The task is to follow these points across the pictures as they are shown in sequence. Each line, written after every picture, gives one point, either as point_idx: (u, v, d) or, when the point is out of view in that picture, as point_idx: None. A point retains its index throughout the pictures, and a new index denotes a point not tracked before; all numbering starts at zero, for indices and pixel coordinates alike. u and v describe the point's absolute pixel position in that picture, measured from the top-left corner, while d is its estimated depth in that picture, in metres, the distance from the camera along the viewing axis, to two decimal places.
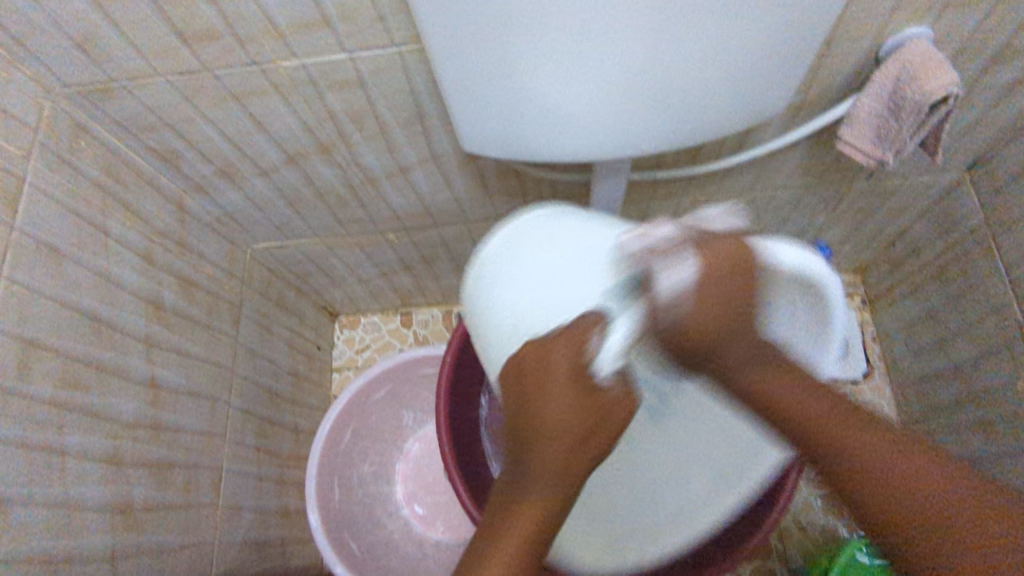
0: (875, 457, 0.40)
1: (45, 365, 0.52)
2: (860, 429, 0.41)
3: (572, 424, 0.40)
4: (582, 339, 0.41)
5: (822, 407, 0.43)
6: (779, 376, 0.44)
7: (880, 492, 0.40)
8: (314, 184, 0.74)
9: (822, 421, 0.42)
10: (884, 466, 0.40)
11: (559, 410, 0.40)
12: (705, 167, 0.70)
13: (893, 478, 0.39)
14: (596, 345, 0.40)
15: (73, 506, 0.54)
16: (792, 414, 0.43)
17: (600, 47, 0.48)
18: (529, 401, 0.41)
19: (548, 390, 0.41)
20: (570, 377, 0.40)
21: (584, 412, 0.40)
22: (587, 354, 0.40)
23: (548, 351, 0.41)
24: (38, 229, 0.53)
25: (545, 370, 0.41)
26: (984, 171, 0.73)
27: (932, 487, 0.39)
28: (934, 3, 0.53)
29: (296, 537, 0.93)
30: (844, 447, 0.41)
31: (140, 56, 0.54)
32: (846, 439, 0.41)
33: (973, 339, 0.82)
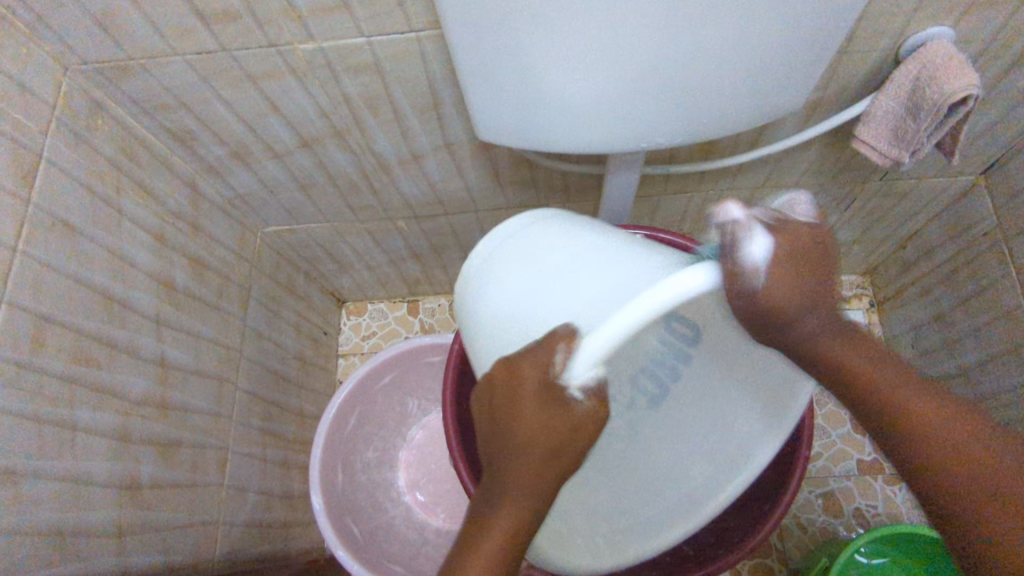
0: (935, 434, 0.42)
1: (58, 340, 0.53)
2: (919, 391, 0.43)
3: (532, 440, 0.39)
4: (549, 355, 0.38)
5: (907, 387, 0.43)
6: (852, 349, 0.45)
7: (934, 450, 0.42)
8: (327, 169, 0.74)
9: (863, 373, 0.44)
10: (938, 441, 0.42)
11: (530, 429, 0.39)
12: (719, 163, 0.70)
13: (952, 449, 0.41)
14: (560, 361, 0.37)
15: (83, 480, 0.54)
16: (872, 382, 0.44)
17: (621, 39, 0.48)
18: (502, 417, 0.40)
19: (515, 408, 0.39)
20: (539, 393, 0.38)
21: (553, 425, 0.38)
22: (552, 371, 0.37)
23: (516, 367, 0.39)
24: (54, 205, 0.53)
25: (514, 385, 0.39)
26: (999, 175, 0.72)
27: (975, 447, 0.41)
28: (957, 3, 0.52)
29: (299, 519, 0.94)
30: (875, 389, 0.44)
31: (158, 35, 0.54)
32: (891, 403, 0.43)
33: (981, 344, 0.82)
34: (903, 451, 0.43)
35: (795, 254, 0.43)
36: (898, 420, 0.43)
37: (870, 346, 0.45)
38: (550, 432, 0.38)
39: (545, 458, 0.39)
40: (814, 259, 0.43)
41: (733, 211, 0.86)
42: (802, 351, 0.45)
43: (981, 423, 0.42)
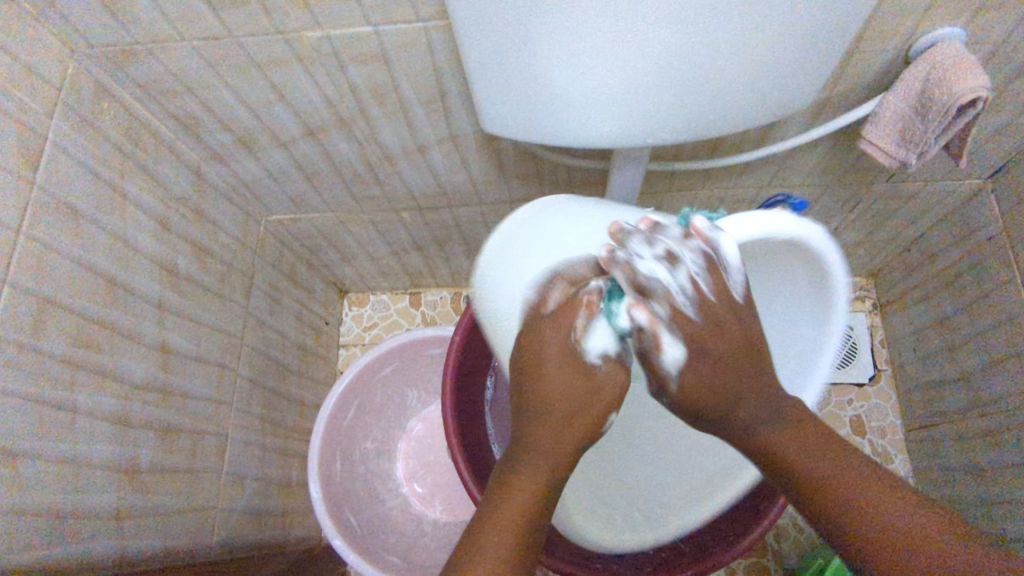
0: (874, 504, 0.40)
1: (59, 322, 0.53)
2: (848, 462, 0.42)
3: (564, 407, 0.43)
4: (568, 321, 0.43)
5: (813, 448, 0.43)
6: (781, 430, 0.44)
7: (864, 523, 0.39)
8: (332, 158, 0.74)
9: (802, 460, 0.43)
10: (878, 509, 0.39)
11: (552, 391, 0.43)
12: (724, 161, 0.70)
13: (888, 513, 0.39)
14: (580, 326, 0.42)
15: (82, 462, 0.55)
16: (790, 460, 0.43)
17: (627, 33, 0.48)
18: (526, 387, 0.43)
19: (540, 376, 0.43)
20: (564, 361, 0.43)
21: (576, 388, 0.43)
22: (574, 336, 0.42)
23: (539, 328, 0.44)
24: (59, 188, 0.54)
25: (539, 354, 0.43)
26: (1006, 180, 0.72)
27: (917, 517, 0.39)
28: (969, 5, 0.52)
29: (297, 507, 0.94)
30: (805, 472, 0.42)
31: (166, 20, 0.54)
32: (826, 480, 0.42)
33: (983, 348, 0.82)
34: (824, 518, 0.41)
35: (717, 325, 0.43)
36: (815, 494, 0.42)
37: (809, 429, 0.44)
38: (578, 397, 0.43)
39: (567, 422, 0.43)
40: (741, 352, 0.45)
41: (738, 210, 0.86)
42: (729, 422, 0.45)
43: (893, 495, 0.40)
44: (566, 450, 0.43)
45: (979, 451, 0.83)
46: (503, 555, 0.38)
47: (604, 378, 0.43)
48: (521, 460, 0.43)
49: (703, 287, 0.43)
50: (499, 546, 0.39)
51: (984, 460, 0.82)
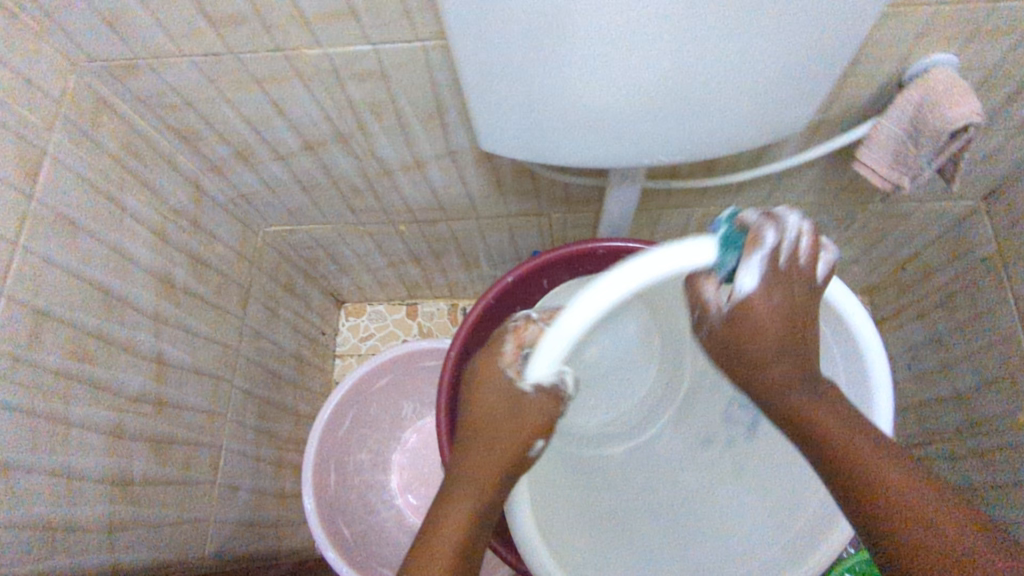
0: (907, 498, 0.39)
1: (55, 335, 0.53)
2: (879, 457, 0.41)
3: (494, 427, 0.44)
4: (499, 347, 0.47)
5: (850, 433, 0.42)
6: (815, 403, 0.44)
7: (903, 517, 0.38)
8: (330, 172, 0.74)
9: (843, 442, 0.42)
10: (908, 506, 0.38)
11: (487, 401, 0.45)
12: (719, 180, 0.70)
13: (910, 501, 0.39)
14: (508, 351, 0.47)
15: (74, 474, 0.54)
16: (829, 444, 0.43)
17: (623, 55, 0.48)
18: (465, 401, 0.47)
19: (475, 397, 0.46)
20: (500, 387, 0.45)
21: (507, 401, 0.45)
22: (503, 358, 0.47)
23: (473, 359, 0.48)
24: (58, 201, 0.54)
25: (475, 371, 0.47)
26: (999, 202, 0.73)
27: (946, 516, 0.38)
28: (961, 31, 0.52)
29: (291, 519, 0.94)
30: (849, 465, 0.41)
31: (167, 36, 0.54)
32: (860, 463, 0.41)
33: (976, 368, 0.82)
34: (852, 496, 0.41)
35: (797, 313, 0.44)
36: (845, 475, 0.41)
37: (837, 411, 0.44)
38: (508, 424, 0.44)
39: (506, 433, 0.44)
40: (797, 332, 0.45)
41: None
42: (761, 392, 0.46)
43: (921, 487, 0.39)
44: (502, 466, 0.44)
45: (972, 470, 0.84)
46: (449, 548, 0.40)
47: (535, 401, 0.44)
48: (463, 469, 0.44)
49: (778, 261, 0.42)
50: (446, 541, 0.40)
51: (978, 479, 0.82)
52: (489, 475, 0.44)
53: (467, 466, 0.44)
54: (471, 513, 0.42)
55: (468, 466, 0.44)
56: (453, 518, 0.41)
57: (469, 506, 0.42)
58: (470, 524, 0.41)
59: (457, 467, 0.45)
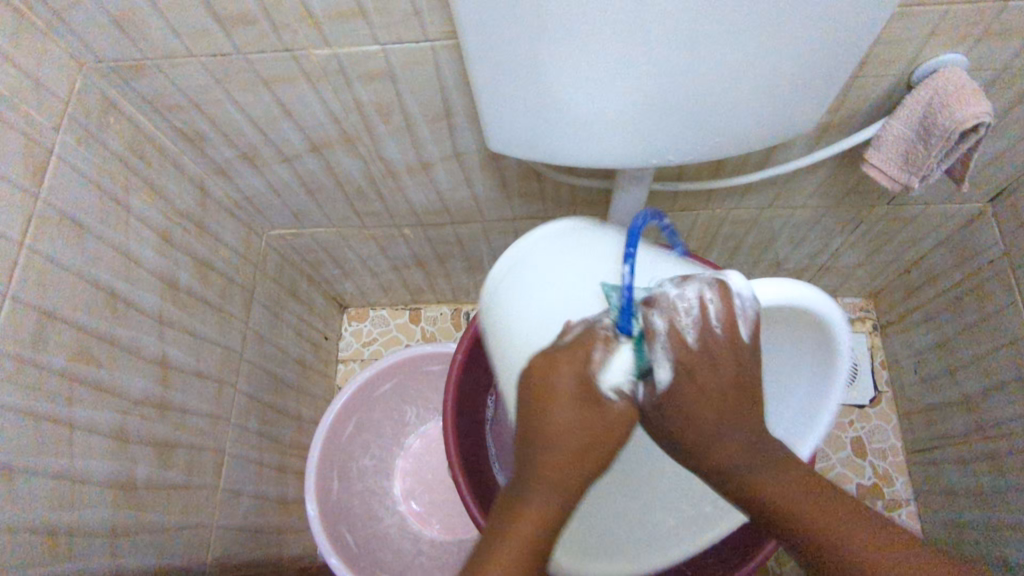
0: (830, 527, 0.40)
1: (59, 336, 0.52)
2: (802, 492, 0.42)
3: (559, 445, 0.39)
4: (586, 352, 0.41)
5: (791, 482, 0.42)
6: (747, 460, 0.43)
7: (815, 531, 0.40)
8: (336, 174, 0.74)
9: (781, 499, 0.42)
10: (837, 541, 0.39)
11: (563, 416, 0.39)
12: (726, 182, 0.70)
13: (847, 541, 0.39)
14: (598, 359, 0.41)
15: (77, 477, 0.54)
16: (760, 490, 0.42)
17: (634, 53, 0.48)
18: (533, 405, 0.40)
19: (550, 405, 0.40)
20: (575, 390, 0.40)
21: (586, 415, 0.40)
22: (591, 369, 0.41)
23: (554, 361, 0.41)
24: (64, 202, 0.54)
25: (551, 377, 0.40)
26: (1006, 204, 0.73)
27: (865, 535, 0.39)
28: (971, 31, 0.52)
29: (293, 525, 0.93)
30: (763, 496, 0.42)
31: (175, 36, 0.54)
32: (765, 498, 0.42)
33: (983, 372, 0.81)
34: (794, 532, 0.41)
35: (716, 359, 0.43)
36: (813, 534, 0.40)
37: (768, 454, 0.43)
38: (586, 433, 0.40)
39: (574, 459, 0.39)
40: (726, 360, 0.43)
41: (739, 230, 0.87)
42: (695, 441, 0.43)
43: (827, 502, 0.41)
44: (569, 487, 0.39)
45: (981, 474, 0.83)
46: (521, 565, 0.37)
47: (621, 411, 0.41)
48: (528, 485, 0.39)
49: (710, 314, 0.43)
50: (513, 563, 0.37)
51: (986, 483, 0.82)
52: (570, 483, 0.39)
53: (545, 466, 0.39)
54: (550, 522, 0.38)
55: (547, 467, 0.39)
56: (530, 511, 0.38)
57: (549, 513, 0.38)
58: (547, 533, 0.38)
59: (529, 462, 0.40)
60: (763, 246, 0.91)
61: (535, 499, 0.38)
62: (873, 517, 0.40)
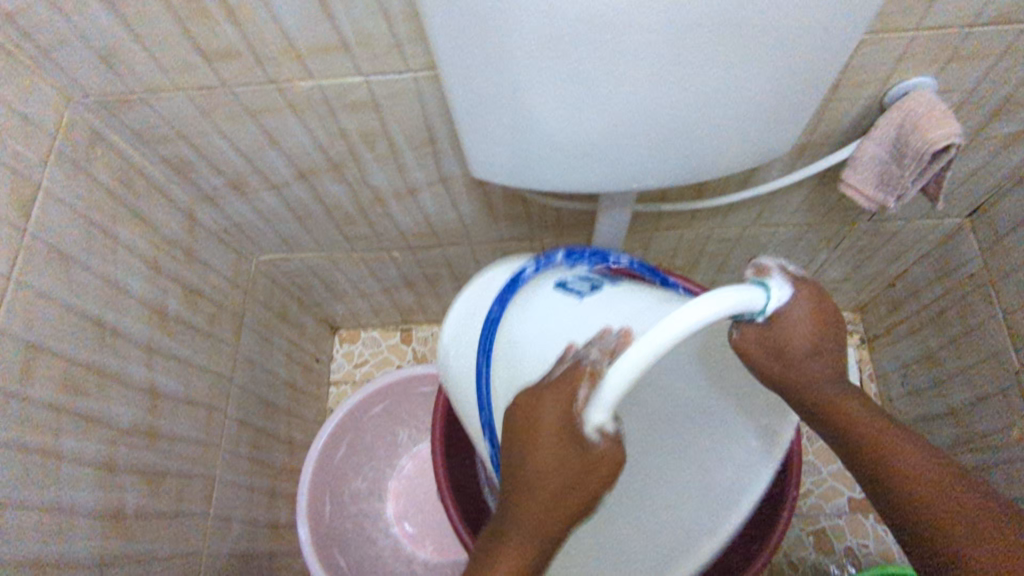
0: (947, 502, 0.37)
1: (47, 369, 0.53)
2: (932, 471, 0.39)
3: (548, 481, 0.39)
4: (572, 388, 0.38)
5: (908, 449, 0.40)
6: (861, 406, 0.42)
7: (942, 512, 0.37)
8: (323, 200, 0.75)
9: (896, 454, 0.40)
10: (953, 515, 0.37)
11: (547, 453, 0.39)
12: (708, 203, 0.71)
13: (945, 500, 0.37)
14: (583, 396, 0.38)
15: (64, 510, 0.54)
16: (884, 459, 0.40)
17: (609, 81, 0.49)
18: (518, 443, 0.40)
19: (535, 444, 0.39)
20: (561, 436, 0.38)
21: (565, 451, 0.38)
22: (577, 404, 0.38)
23: (539, 396, 0.40)
24: (53, 235, 0.54)
25: (535, 411, 0.39)
26: (983, 219, 0.74)
27: (966, 508, 0.37)
28: (939, 55, 0.54)
29: (285, 550, 0.93)
30: (887, 476, 0.40)
31: (162, 71, 0.55)
32: (897, 469, 0.40)
33: (969, 384, 0.82)
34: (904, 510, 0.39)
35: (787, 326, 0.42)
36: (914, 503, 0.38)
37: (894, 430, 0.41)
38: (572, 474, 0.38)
39: (553, 500, 0.39)
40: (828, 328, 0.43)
41: (724, 248, 0.88)
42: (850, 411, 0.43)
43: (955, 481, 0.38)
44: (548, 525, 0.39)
45: None
46: None
47: (604, 453, 0.38)
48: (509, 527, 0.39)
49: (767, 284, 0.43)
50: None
51: None
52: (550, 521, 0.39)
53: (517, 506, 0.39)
54: (526, 565, 0.38)
55: (524, 514, 0.39)
56: (506, 561, 0.38)
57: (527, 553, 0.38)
58: (529, 571, 0.38)
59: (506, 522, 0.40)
60: (748, 263, 0.92)
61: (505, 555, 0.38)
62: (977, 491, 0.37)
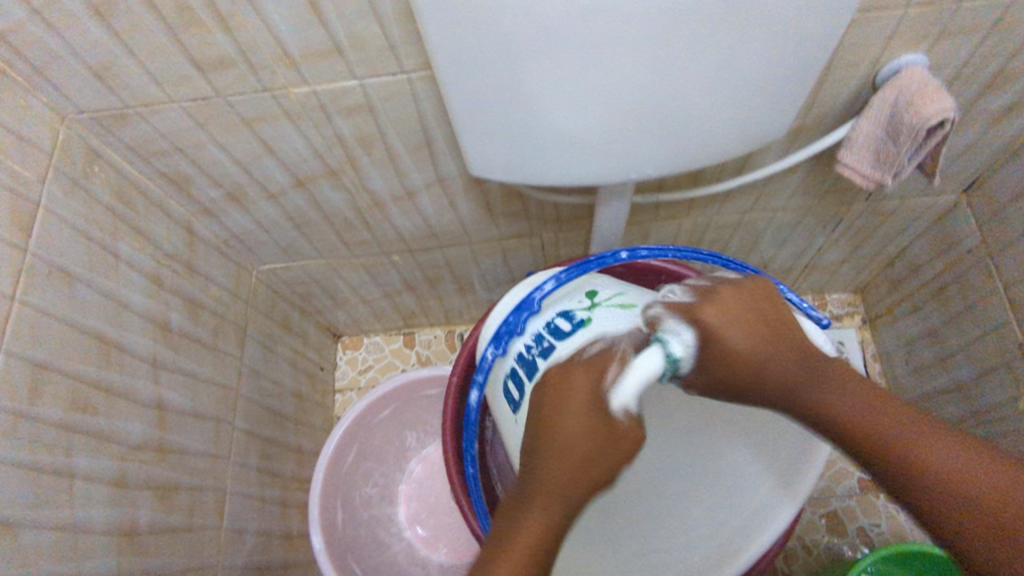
0: (938, 466, 0.36)
1: (56, 387, 0.53)
2: (934, 434, 0.37)
3: (569, 446, 0.38)
4: (601, 371, 0.40)
5: (862, 409, 0.39)
6: (807, 372, 0.41)
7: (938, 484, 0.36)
8: (321, 207, 0.74)
9: (856, 418, 0.39)
10: (935, 451, 0.36)
11: (575, 423, 0.38)
12: (705, 190, 0.71)
13: (937, 464, 0.36)
14: (613, 377, 0.39)
15: (80, 528, 0.54)
16: (830, 412, 0.40)
17: (605, 73, 0.49)
18: (544, 424, 0.40)
19: (562, 416, 0.39)
20: (590, 408, 0.39)
21: (590, 418, 0.38)
22: (606, 380, 0.39)
23: (569, 373, 0.41)
24: (54, 253, 0.54)
25: (569, 390, 0.40)
26: (979, 193, 0.74)
27: (951, 450, 0.36)
28: (930, 31, 0.54)
29: (299, 559, 0.93)
30: (884, 438, 0.38)
31: (156, 85, 0.55)
32: (833, 412, 0.40)
33: (973, 358, 0.83)
34: (906, 488, 0.37)
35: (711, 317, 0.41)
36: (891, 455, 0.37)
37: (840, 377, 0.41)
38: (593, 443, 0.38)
39: (578, 468, 0.37)
40: (774, 330, 0.42)
41: (722, 235, 0.88)
42: (776, 398, 0.42)
43: (939, 426, 0.38)
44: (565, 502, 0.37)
45: None
46: (532, 553, 0.35)
47: (625, 429, 0.38)
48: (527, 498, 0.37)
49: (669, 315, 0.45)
50: (528, 544, 0.35)
51: None
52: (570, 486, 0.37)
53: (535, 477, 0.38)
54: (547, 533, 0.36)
55: (544, 485, 0.37)
56: (521, 539, 0.35)
57: (546, 528, 0.36)
58: (544, 558, 0.35)
59: (528, 487, 0.38)
60: (747, 250, 0.92)
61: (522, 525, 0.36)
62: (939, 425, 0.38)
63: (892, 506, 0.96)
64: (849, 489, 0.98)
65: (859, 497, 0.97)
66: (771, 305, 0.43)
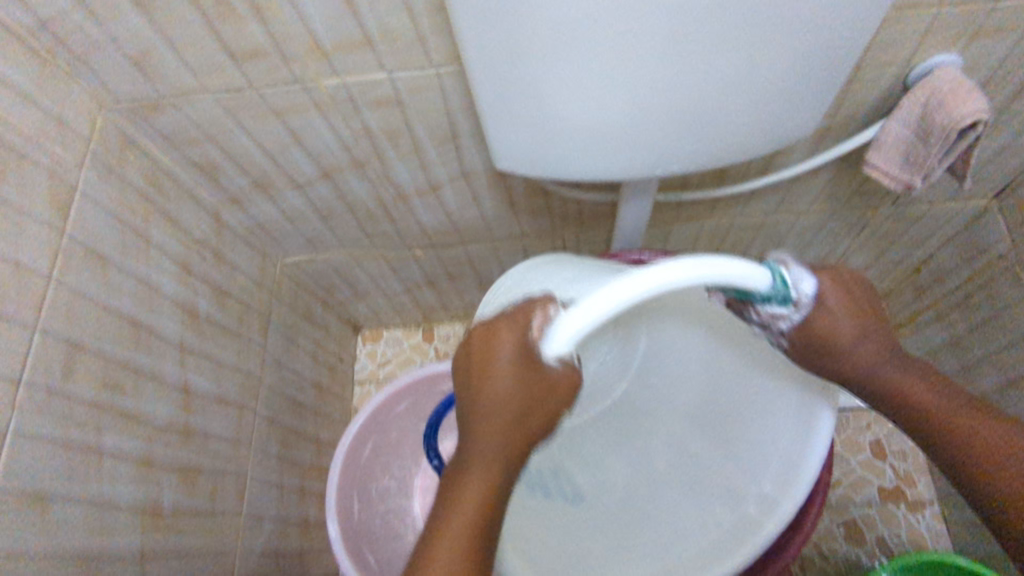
0: (1004, 460, 0.44)
1: (87, 366, 0.54)
2: (977, 423, 0.45)
3: (498, 399, 0.40)
4: (527, 320, 0.40)
5: (926, 388, 0.47)
6: (900, 366, 0.47)
7: (981, 459, 0.45)
8: (346, 199, 0.75)
9: (935, 406, 0.46)
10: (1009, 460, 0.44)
11: (501, 379, 0.40)
12: (729, 190, 0.71)
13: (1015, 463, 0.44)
14: (537, 326, 0.40)
15: (106, 504, 0.55)
16: (912, 400, 0.46)
17: (632, 71, 0.50)
18: (475, 378, 0.41)
19: (489, 374, 0.40)
20: (516, 363, 0.40)
21: (523, 376, 0.39)
22: (530, 333, 0.40)
23: (494, 325, 0.41)
24: (88, 236, 0.55)
25: (493, 342, 0.41)
26: (1011, 199, 0.73)
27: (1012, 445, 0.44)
28: (964, 31, 0.54)
29: (315, 547, 0.94)
30: (952, 434, 0.45)
31: (191, 74, 0.56)
32: (958, 426, 0.45)
33: (999, 367, 0.82)
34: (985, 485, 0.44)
35: (844, 310, 0.45)
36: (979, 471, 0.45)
37: (919, 369, 0.47)
38: (527, 397, 0.40)
39: (510, 423, 0.40)
40: (858, 309, 0.46)
41: (745, 237, 0.87)
42: (846, 373, 0.47)
43: (1001, 427, 0.45)
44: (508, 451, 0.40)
45: None
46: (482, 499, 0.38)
47: (556, 377, 0.40)
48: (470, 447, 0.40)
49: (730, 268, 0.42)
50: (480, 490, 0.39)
51: None
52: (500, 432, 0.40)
53: (476, 448, 0.40)
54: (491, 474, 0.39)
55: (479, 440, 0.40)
56: (470, 493, 0.38)
57: (491, 474, 0.39)
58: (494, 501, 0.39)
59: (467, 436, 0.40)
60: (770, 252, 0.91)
61: (470, 481, 0.39)
62: (969, 410, 0.46)
63: (912, 516, 0.95)
64: (868, 497, 0.97)
65: (879, 506, 0.96)
66: (863, 292, 0.47)
